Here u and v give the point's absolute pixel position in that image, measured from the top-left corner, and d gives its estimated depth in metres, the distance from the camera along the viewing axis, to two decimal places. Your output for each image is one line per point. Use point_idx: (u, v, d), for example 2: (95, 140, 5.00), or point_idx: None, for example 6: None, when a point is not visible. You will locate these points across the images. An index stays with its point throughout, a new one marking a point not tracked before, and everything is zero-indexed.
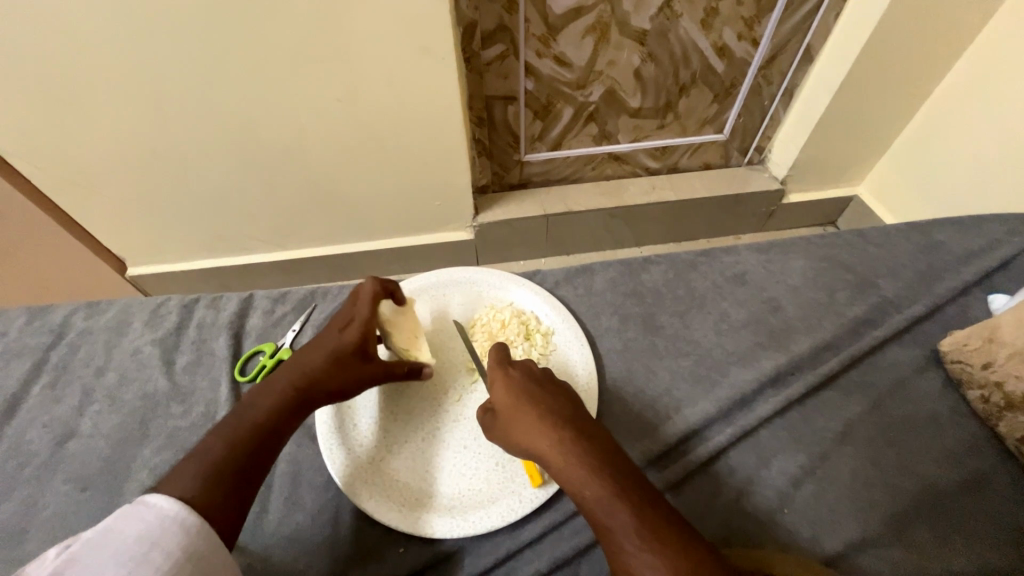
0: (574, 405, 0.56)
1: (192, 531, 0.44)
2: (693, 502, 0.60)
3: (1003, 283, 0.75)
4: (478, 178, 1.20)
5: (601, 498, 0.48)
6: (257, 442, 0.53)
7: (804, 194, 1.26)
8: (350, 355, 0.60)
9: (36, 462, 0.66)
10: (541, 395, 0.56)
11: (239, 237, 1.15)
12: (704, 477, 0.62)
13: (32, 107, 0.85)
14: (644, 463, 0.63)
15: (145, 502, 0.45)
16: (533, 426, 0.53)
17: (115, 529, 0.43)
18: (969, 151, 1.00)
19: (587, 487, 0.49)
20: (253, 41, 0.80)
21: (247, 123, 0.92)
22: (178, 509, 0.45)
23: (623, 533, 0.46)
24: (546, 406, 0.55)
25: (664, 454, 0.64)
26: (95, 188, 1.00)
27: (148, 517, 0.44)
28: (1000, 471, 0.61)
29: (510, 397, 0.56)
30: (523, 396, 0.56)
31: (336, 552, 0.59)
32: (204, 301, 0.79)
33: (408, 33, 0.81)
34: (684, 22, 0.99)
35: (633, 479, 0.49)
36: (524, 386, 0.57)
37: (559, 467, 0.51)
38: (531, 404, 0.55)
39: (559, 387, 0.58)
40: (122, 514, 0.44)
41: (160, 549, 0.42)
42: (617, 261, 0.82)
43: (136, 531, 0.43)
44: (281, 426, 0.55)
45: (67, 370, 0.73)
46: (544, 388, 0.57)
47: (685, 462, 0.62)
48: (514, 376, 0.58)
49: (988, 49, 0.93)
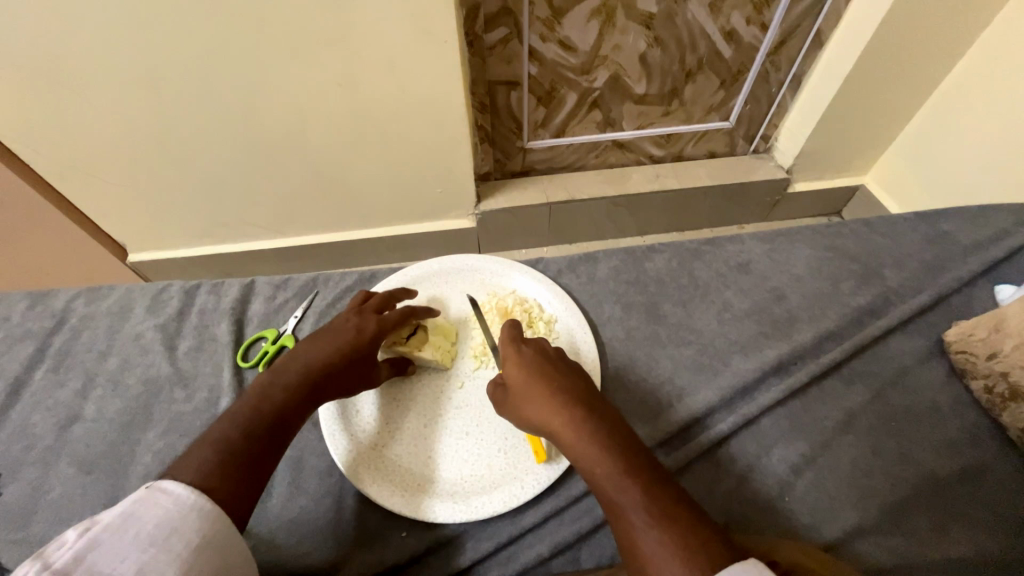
0: (586, 384, 0.56)
1: (211, 521, 0.44)
2: (695, 489, 0.61)
3: (1010, 273, 0.75)
4: (481, 165, 1.20)
5: (612, 474, 0.48)
6: (265, 435, 0.52)
7: (809, 183, 1.25)
8: (366, 349, 0.61)
9: (40, 445, 0.66)
10: (552, 372, 0.56)
11: (239, 223, 1.15)
12: (706, 464, 0.62)
13: (31, 91, 0.84)
14: (649, 447, 0.64)
15: (160, 487, 0.45)
16: (544, 403, 0.53)
17: (135, 514, 0.42)
18: (978, 139, 0.98)
19: (598, 464, 0.49)
20: (252, 23, 0.78)
21: (247, 109, 0.91)
22: (197, 497, 0.45)
23: (633, 509, 0.46)
24: (557, 383, 0.55)
25: (667, 441, 0.64)
26: (95, 174, 1.00)
27: (167, 503, 0.43)
28: (1000, 461, 0.61)
29: (521, 373, 0.56)
30: (533, 373, 0.56)
31: (339, 536, 0.60)
32: (206, 287, 0.79)
33: (410, 16, 0.80)
34: (691, 5, 0.97)
35: (644, 459, 0.49)
36: (536, 363, 0.57)
37: (570, 443, 0.51)
38: (543, 380, 0.55)
39: (572, 366, 0.58)
40: (139, 498, 0.43)
41: (181, 539, 0.42)
42: (621, 249, 0.81)
43: (157, 519, 0.42)
44: (287, 418, 0.55)
45: (70, 355, 0.73)
46: (556, 366, 0.57)
47: (688, 448, 0.62)
48: (525, 354, 0.58)
49: (1000, 36, 0.91)
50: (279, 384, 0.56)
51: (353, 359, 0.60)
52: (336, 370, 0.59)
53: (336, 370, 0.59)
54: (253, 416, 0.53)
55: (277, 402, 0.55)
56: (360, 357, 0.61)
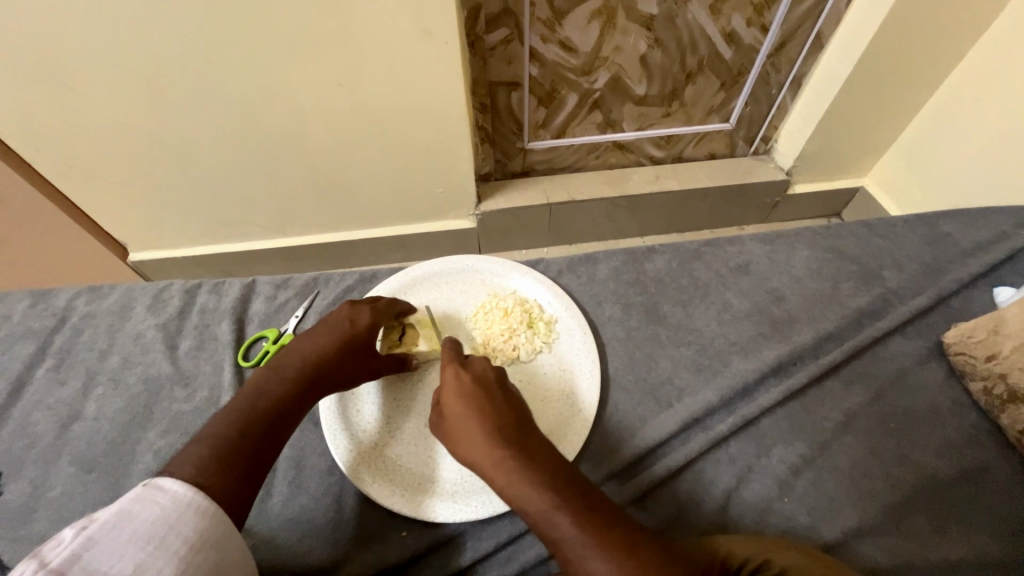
0: (524, 413, 0.53)
1: (209, 518, 0.45)
2: (654, 518, 0.60)
3: (1009, 275, 0.75)
4: (482, 166, 1.20)
5: (548, 510, 0.45)
6: (261, 431, 0.53)
7: (809, 184, 1.25)
8: (362, 342, 0.61)
9: (41, 444, 0.66)
10: (488, 402, 0.52)
11: (240, 223, 1.15)
12: (661, 497, 0.61)
13: (33, 90, 0.85)
14: (596, 482, 0.62)
15: (158, 487, 0.45)
16: (479, 436, 0.50)
17: (132, 513, 0.42)
18: (978, 141, 0.98)
19: (534, 503, 0.45)
20: (255, 23, 0.79)
21: (248, 109, 0.91)
22: (195, 496, 0.45)
23: (572, 544, 0.43)
24: (493, 414, 0.51)
25: (619, 472, 0.63)
26: (97, 173, 1.00)
27: (165, 502, 0.44)
28: (998, 462, 0.62)
29: (457, 402, 0.52)
30: (470, 403, 0.52)
31: (339, 535, 0.60)
32: (207, 286, 0.79)
33: (411, 17, 0.80)
34: (692, 7, 0.98)
35: (585, 492, 0.46)
36: (472, 391, 0.53)
37: (503, 480, 0.47)
38: (479, 411, 0.51)
39: (509, 392, 0.55)
40: (136, 497, 0.44)
41: (179, 535, 0.42)
42: (621, 250, 0.81)
43: (156, 517, 0.43)
44: (283, 413, 0.55)
45: (71, 354, 0.73)
46: (493, 393, 0.53)
47: (638, 481, 0.61)
48: (456, 379, 0.54)
49: (1000, 38, 0.91)
50: (279, 381, 0.56)
51: (349, 352, 0.60)
52: (332, 364, 0.59)
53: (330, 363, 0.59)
54: (248, 412, 0.53)
55: (275, 398, 0.55)
56: (356, 350, 0.61)
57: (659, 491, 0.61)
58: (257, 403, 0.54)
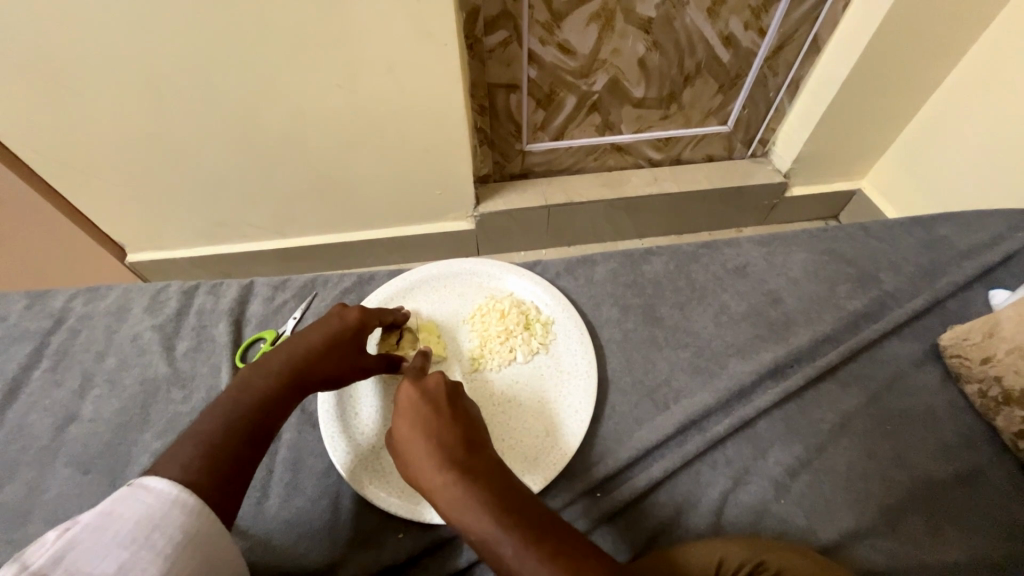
0: (476, 432, 0.52)
1: (194, 516, 0.44)
2: (622, 540, 0.59)
3: (1005, 278, 0.75)
4: (480, 167, 1.20)
5: (493, 534, 0.44)
6: (248, 430, 0.52)
7: (806, 187, 1.26)
8: (349, 340, 0.61)
9: (37, 446, 0.66)
10: (436, 422, 0.51)
11: (238, 224, 1.15)
12: (629, 518, 0.60)
13: (31, 91, 0.85)
14: (557, 510, 0.61)
15: (143, 485, 0.45)
16: (427, 459, 0.49)
17: (116, 512, 0.42)
18: (974, 145, 0.99)
19: (479, 528, 0.45)
20: (253, 25, 0.79)
21: (247, 110, 0.92)
22: (179, 492, 0.45)
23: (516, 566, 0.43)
24: (441, 437, 0.50)
25: (587, 494, 0.62)
26: (94, 174, 1.00)
27: (150, 499, 0.44)
28: (994, 465, 0.62)
29: (406, 423, 0.52)
30: (419, 424, 0.51)
31: (336, 537, 0.60)
32: (204, 287, 0.79)
33: (410, 19, 0.81)
34: (690, 10, 0.98)
35: (533, 517, 0.46)
36: (421, 411, 0.52)
37: (450, 506, 0.47)
38: (429, 432, 0.51)
39: (462, 410, 0.54)
40: (120, 497, 0.44)
41: (163, 533, 0.42)
42: (619, 252, 0.82)
43: (139, 515, 0.43)
44: (269, 412, 0.54)
45: (68, 355, 0.73)
46: (442, 412, 0.52)
47: (607, 501, 0.60)
48: (412, 401, 0.53)
49: (996, 43, 0.92)
50: (265, 380, 0.56)
51: (337, 348, 0.60)
52: (319, 359, 0.58)
53: (315, 364, 0.58)
54: (238, 410, 0.53)
55: (261, 392, 0.55)
56: (345, 346, 0.60)
57: (655, 493, 0.61)
58: (242, 398, 0.54)
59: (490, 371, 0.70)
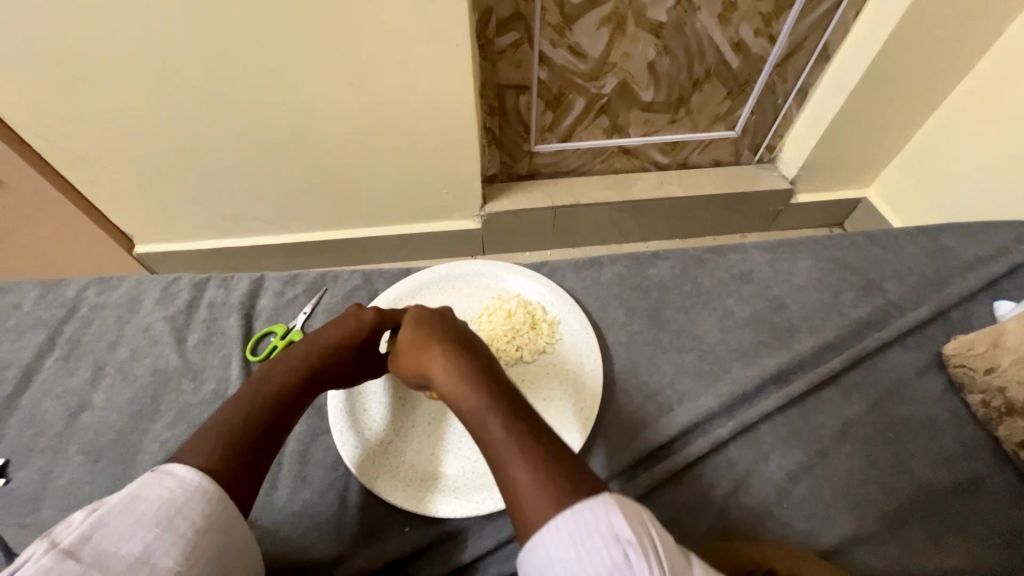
0: (475, 343, 0.59)
1: (215, 503, 0.45)
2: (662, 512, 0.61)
3: (1008, 290, 0.76)
4: (488, 167, 1.21)
5: (476, 407, 0.50)
6: (268, 423, 0.53)
7: (812, 194, 1.26)
8: (365, 338, 0.62)
9: (50, 433, 0.67)
10: (438, 332, 0.59)
11: (246, 218, 1.16)
12: (665, 494, 0.62)
13: (48, 81, 0.86)
14: (603, 478, 0.64)
15: (167, 470, 0.46)
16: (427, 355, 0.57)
17: (140, 495, 0.43)
18: (981, 156, 0.99)
19: (467, 403, 0.51)
20: (270, 21, 0.80)
21: (259, 105, 0.92)
22: (201, 479, 0.46)
23: (493, 431, 0.48)
24: (440, 340, 0.58)
25: (629, 468, 0.64)
26: (105, 165, 1.01)
27: (173, 485, 0.45)
28: (993, 474, 0.63)
29: (413, 333, 0.60)
30: (424, 333, 0.60)
31: (342, 530, 0.61)
32: (215, 281, 0.80)
33: (425, 20, 0.81)
34: (702, 15, 0.99)
35: (511, 397, 0.51)
36: (426, 325, 0.61)
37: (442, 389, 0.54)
38: (431, 337, 0.59)
39: (463, 331, 0.61)
40: (145, 481, 0.45)
41: (185, 518, 0.43)
42: (625, 255, 0.82)
43: (162, 499, 0.44)
44: (288, 407, 0.55)
45: (80, 345, 0.74)
46: (445, 327, 0.60)
47: (647, 475, 0.63)
48: (425, 318, 0.62)
49: (1005, 55, 0.92)
50: (283, 375, 0.57)
51: (351, 349, 0.61)
52: (335, 359, 0.60)
53: (332, 361, 0.60)
54: (255, 404, 0.54)
55: (281, 387, 0.56)
56: (358, 347, 0.62)
57: (658, 493, 0.62)
58: (261, 393, 0.55)
59: None
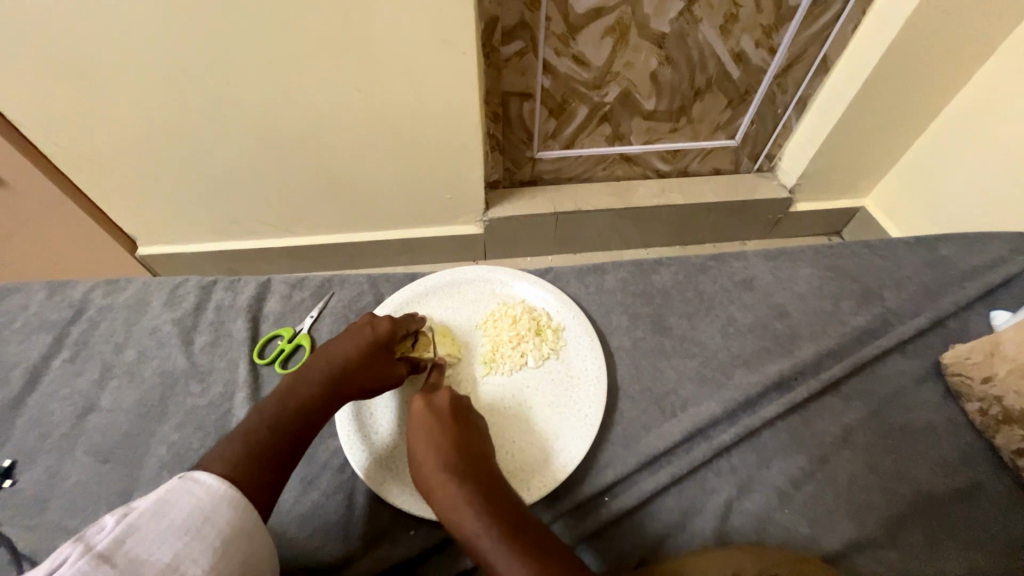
0: (482, 447, 0.58)
1: (240, 510, 0.46)
2: (605, 557, 0.60)
3: (1004, 300, 0.77)
4: (491, 173, 1.22)
5: (437, 475, 0.54)
6: (290, 438, 0.55)
7: (811, 203, 1.28)
8: (380, 350, 0.63)
9: (56, 434, 0.67)
10: (442, 433, 0.58)
11: (251, 221, 1.16)
12: (608, 539, 0.61)
13: (58, 83, 0.86)
14: (591, 496, 0.63)
15: (194, 478, 0.47)
16: (434, 462, 0.55)
17: (170, 501, 0.44)
18: (977, 167, 1.01)
19: (429, 470, 0.55)
20: (280, 27, 0.81)
21: (268, 110, 0.93)
22: (227, 488, 0.47)
23: (454, 504, 0.52)
24: (443, 446, 0.56)
25: (596, 497, 0.63)
26: (112, 167, 1.01)
27: (200, 493, 0.46)
28: (990, 481, 0.64)
29: (422, 434, 0.58)
30: (428, 430, 0.58)
31: (349, 532, 0.61)
32: (223, 283, 0.80)
33: (434, 28, 0.83)
34: (703, 27, 1.01)
35: (519, 516, 0.51)
36: (427, 424, 0.58)
37: (441, 498, 0.53)
38: (436, 441, 0.57)
39: (472, 430, 0.59)
40: (173, 488, 0.46)
41: (213, 526, 0.44)
42: (629, 261, 0.83)
43: (192, 507, 0.44)
44: (310, 423, 0.57)
45: (87, 346, 0.74)
46: (449, 425, 0.58)
47: (596, 517, 0.61)
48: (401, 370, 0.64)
49: (1000, 70, 0.94)
50: (301, 390, 0.58)
51: (369, 359, 0.62)
52: (355, 369, 0.60)
53: (350, 374, 0.60)
54: (277, 420, 0.55)
55: (302, 402, 0.57)
56: (377, 357, 0.62)
57: (662, 497, 0.63)
58: (284, 407, 0.56)
59: (501, 376, 0.72)
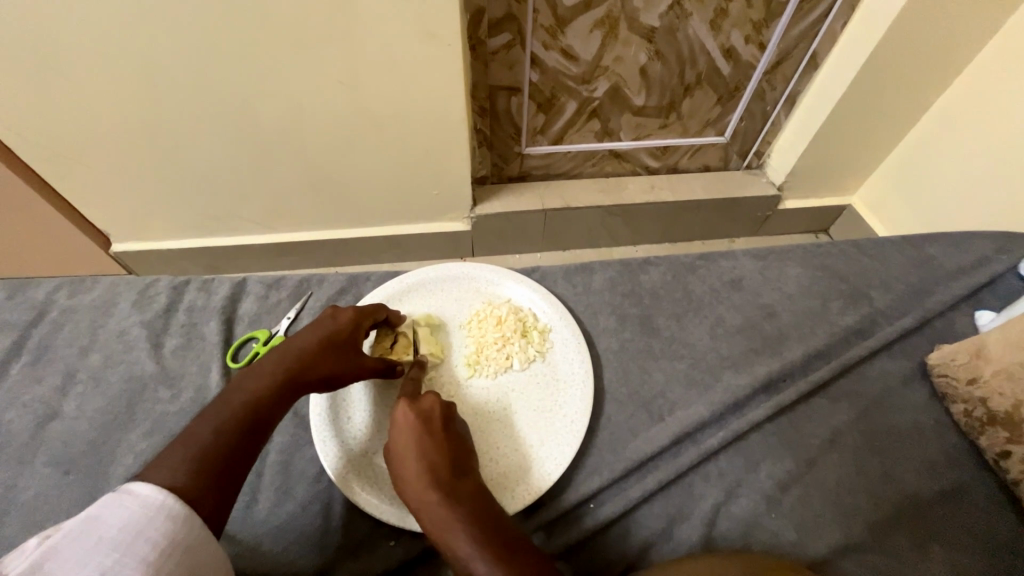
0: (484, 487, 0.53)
1: (181, 522, 0.44)
2: (590, 565, 0.58)
3: (990, 299, 0.77)
4: (477, 169, 1.19)
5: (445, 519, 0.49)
6: (241, 439, 0.52)
7: (798, 200, 1.27)
8: (342, 342, 0.61)
9: (16, 443, 0.64)
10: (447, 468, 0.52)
11: (229, 216, 1.13)
12: (593, 547, 0.60)
13: (21, 74, 0.82)
14: (577, 503, 0.62)
15: (128, 490, 0.45)
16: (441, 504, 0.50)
17: (99, 517, 0.42)
18: (964, 165, 1.01)
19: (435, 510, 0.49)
20: (255, 19, 0.78)
21: (245, 103, 0.90)
22: (164, 498, 0.45)
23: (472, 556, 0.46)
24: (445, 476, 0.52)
25: (580, 504, 0.62)
26: (82, 161, 0.97)
27: (134, 506, 0.44)
28: (976, 483, 0.64)
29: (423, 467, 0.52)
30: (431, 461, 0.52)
31: (326, 544, 0.59)
32: (195, 284, 0.78)
33: (415, 20, 0.80)
34: (693, 21, 0.99)
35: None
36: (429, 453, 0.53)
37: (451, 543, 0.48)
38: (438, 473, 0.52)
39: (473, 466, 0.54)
40: (105, 502, 0.44)
41: (148, 540, 0.42)
42: (617, 260, 0.82)
43: (122, 522, 0.42)
44: (262, 422, 0.54)
45: (50, 350, 0.71)
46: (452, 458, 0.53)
47: (580, 526, 0.60)
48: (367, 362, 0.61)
49: (988, 68, 0.94)
50: (252, 387, 0.55)
51: (329, 353, 0.59)
52: (315, 363, 0.58)
53: (307, 368, 0.58)
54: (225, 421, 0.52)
55: (252, 400, 0.54)
56: (338, 350, 0.60)
57: (648, 504, 0.62)
58: (234, 406, 0.54)
59: (486, 378, 0.70)
